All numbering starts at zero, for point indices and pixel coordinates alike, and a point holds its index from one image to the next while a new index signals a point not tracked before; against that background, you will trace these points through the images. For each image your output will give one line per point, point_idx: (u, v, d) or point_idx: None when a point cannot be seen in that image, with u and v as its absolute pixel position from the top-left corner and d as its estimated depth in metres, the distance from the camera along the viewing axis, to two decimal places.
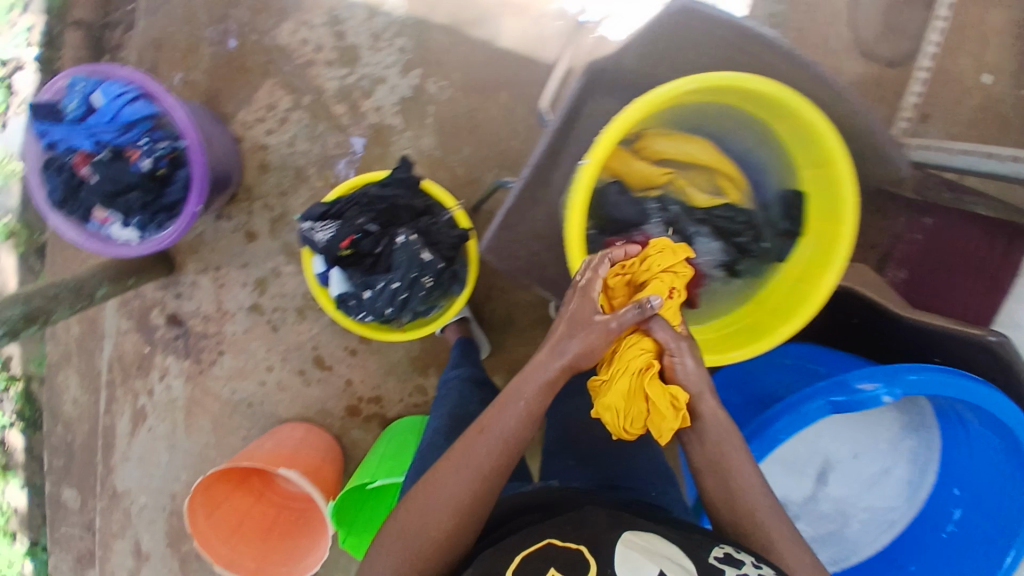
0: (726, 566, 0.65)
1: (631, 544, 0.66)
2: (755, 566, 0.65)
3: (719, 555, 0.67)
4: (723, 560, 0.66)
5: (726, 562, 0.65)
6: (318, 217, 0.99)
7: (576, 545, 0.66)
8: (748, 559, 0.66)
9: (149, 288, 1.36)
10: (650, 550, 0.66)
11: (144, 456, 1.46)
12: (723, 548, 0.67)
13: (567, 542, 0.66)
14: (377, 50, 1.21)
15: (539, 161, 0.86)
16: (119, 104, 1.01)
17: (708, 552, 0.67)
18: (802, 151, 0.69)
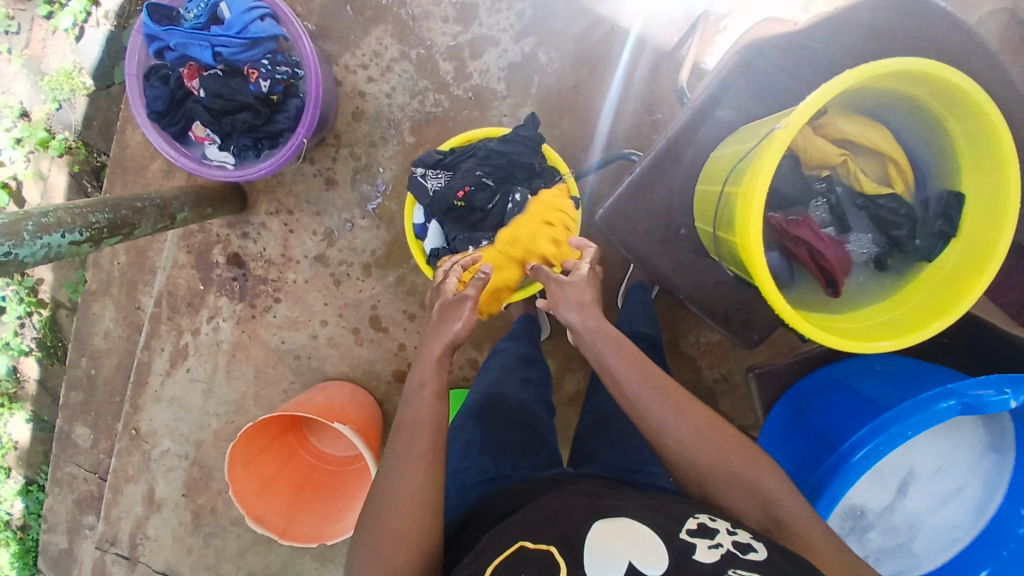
0: (699, 537, 0.63)
1: (604, 533, 0.64)
2: (730, 532, 0.64)
3: (693, 528, 0.65)
4: (698, 532, 0.64)
5: (699, 536, 0.63)
6: (432, 165, 0.99)
7: (546, 545, 0.63)
8: (723, 527, 0.66)
9: (215, 224, 1.31)
10: (623, 535, 0.63)
11: (177, 398, 1.41)
12: (697, 519, 0.66)
13: (539, 542, 0.64)
14: (495, 12, 1.21)
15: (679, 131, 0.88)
16: (247, 19, 0.98)
17: (681, 526, 0.65)
18: (974, 152, 0.68)
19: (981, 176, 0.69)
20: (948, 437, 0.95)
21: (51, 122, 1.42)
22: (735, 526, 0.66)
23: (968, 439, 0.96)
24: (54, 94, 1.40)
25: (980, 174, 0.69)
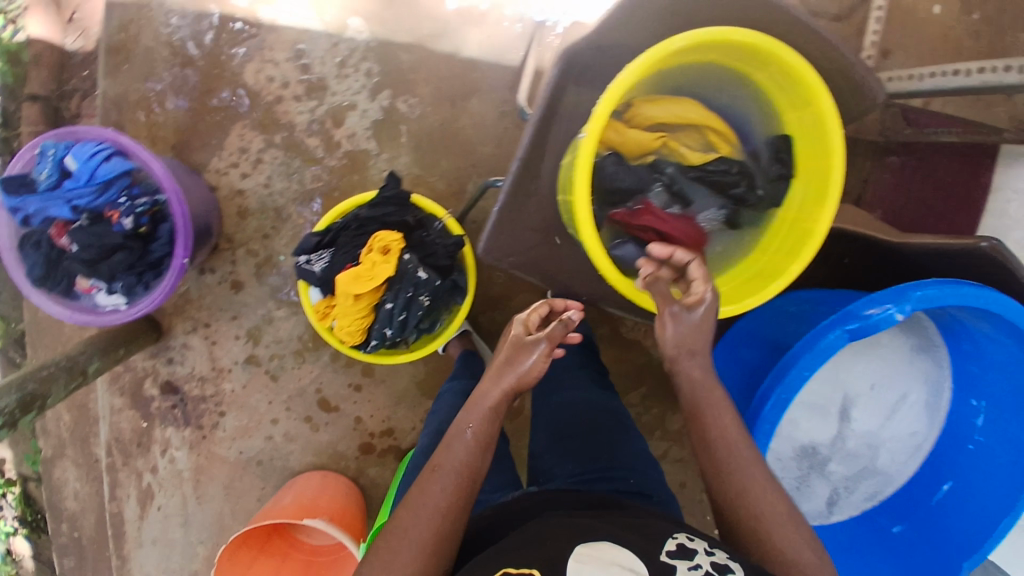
0: (677, 559, 0.62)
1: (584, 556, 0.62)
2: (708, 552, 0.64)
3: (672, 549, 0.64)
4: (677, 553, 0.63)
5: (678, 557, 0.63)
6: (312, 248, 0.99)
7: (528, 570, 0.62)
8: (701, 546, 0.65)
9: (138, 359, 1.30)
10: (605, 559, 0.62)
11: (158, 539, 1.38)
12: (676, 539, 0.66)
13: (521, 568, 0.62)
14: (344, 77, 1.20)
15: (524, 155, 0.88)
16: (93, 164, 0.98)
17: (661, 548, 0.65)
18: (786, 95, 0.71)
19: (797, 114, 0.72)
20: (873, 352, 0.96)
21: None
22: (714, 546, 0.65)
23: (892, 347, 0.97)
24: None
25: (797, 111, 0.72)
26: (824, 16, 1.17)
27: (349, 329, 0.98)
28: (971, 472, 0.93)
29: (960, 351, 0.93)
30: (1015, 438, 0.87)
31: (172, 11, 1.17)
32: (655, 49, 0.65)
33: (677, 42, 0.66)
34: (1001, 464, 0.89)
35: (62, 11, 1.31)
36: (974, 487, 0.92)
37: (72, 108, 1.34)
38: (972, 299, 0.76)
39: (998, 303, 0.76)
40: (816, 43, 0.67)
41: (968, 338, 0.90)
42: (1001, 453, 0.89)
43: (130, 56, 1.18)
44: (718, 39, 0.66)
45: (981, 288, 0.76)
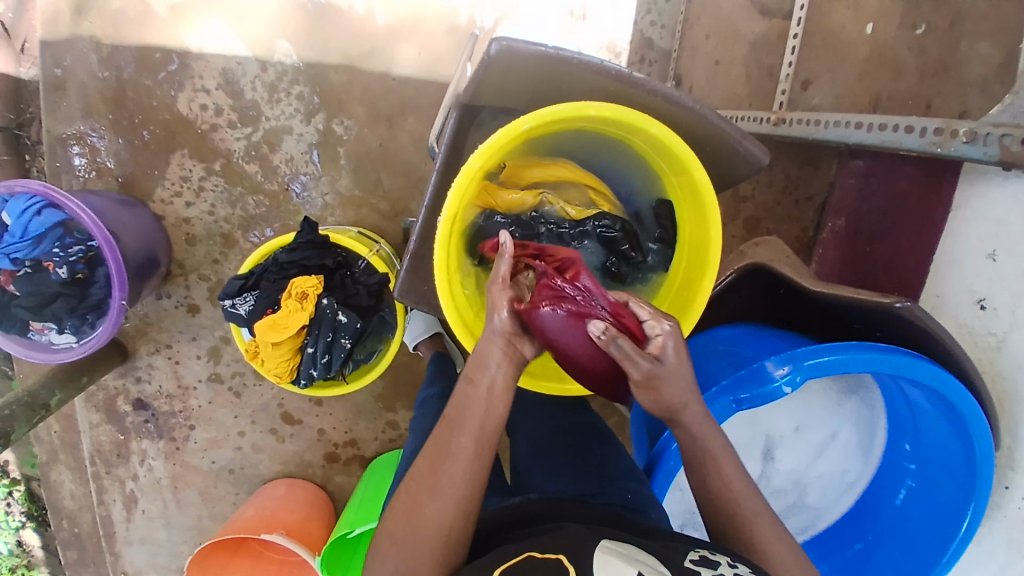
0: (701, 566, 0.64)
1: (609, 550, 0.64)
2: (730, 565, 0.65)
3: (696, 558, 0.66)
4: (700, 562, 0.64)
5: (703, 564, 0.64)
6: (236, 292, 0.98)
7: (554, 555, 0.63)
8: (724, 559, 0.66)
9: (109, 378, 1.37)
10: (627, 555, 0.64)
11: (146, 537, 1.49)
12: (699, 551, 0.66)
13: (545, 552, 0.64)
14: (276, 102, 1.20)
15: (432, 197, 0.81)
16: (25, 219, 1.01)
17: (685, 555, 0.66)
18: (664, 159, 0.68)
19: (677, 179, 0.69)
20: (799, 393, 0.93)
21: None
22: (735, 560, 0.66)
23: (821, 389, 0.93)
24: None
25: (678, 174, 0.69)
26: (775, 16, 1.13)
27: (276, 370, 0.99)
28: (899, 519, 0.90)
29: (890, 397, 0.90)
30: (943, 491, 0.84)
31: (103, 43, 1.19)
32: (503, 130, 0.63)
33: (525, 122, 0.64)
34: (928, 517, 0.87)
35: (12, 40, 1.27)
36: (905, 534, 0.89)
37: (33, 135, 1.32)
38: (880, 363, 0.73)
39: (915, 369, 0.73)
40: (683, 114, 0.63)
41: (895, 388, 0.86)
42: (930, 503, 0.87)
43: (67, 92, 1.20)
44: (576, 112, 0.64)
45: (890, 353, 0.73)
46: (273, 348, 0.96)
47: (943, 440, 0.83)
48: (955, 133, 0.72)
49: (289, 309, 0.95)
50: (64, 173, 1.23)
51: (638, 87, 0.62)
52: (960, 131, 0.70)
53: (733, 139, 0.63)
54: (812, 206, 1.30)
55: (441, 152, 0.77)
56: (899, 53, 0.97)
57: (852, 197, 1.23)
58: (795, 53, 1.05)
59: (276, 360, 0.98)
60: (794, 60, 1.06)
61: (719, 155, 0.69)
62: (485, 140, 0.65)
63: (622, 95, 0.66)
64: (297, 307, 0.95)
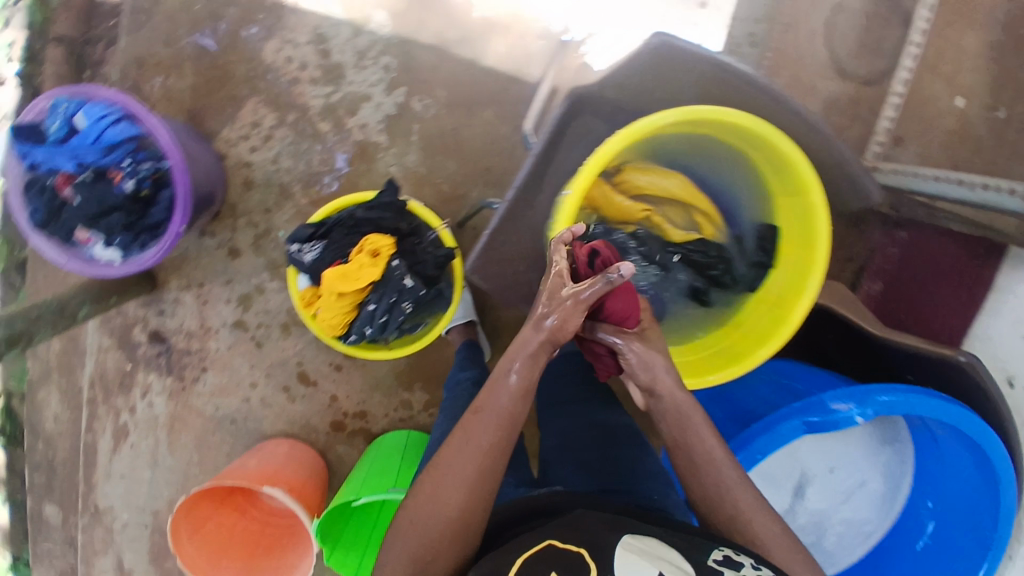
0: (725, 567, 0.63)
1: (631, 547, 0.64)
2: (754, 567, 0.64)
3: (718, 558, 0.65)
4: (723, 562, 0.64)
5: (725, 564, 0.64)
6: (306, 238, 1.00)
7: (576, 549, 0.64)
8: (747, 560, 0.65)
9: (131, 305, 1.35)
10: (650, 553, 0.64)
11: (127, 474, 1.45)
12: (722, 550, 0.66)
13: (568, 544, 0.64)
14: (362, 68, 1.22)
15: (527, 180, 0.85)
16: (102, 126, 1.01)
17: (707, 554, 0.65)
18: (777, 178, 0.71)
19: (789, 201, 0.72)
20: (839, 436, 0.98)
21: None
22: (759, 562, 0.66)
23: (857, 437, 0.99)
24: None
25: (787, 194, 0.72)
26: (853, 79, 1.15)
27: (330, 322, 0.99)
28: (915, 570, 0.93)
29: (921, 454, 0.95)
30: (961, 546, 0.88)
31: None
32: (644, 121, 0.66)
33: (667, 118, 0.67)
34: (943, 571, 0.90)
35: None
36: None
37: (98, 55, 1.28)
38: (938, 409, 0.76)
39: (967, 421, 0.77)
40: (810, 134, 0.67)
41: (931, 440, 0.92)
42: (946, 558, 0.90)
43: (151, 17, 1.22)
44: (712, 117, 0.66)
45: (945, 400, 0.77)
46: (334, 296, 0.97)
47: (969, 495, 0.88)
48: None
49: (360, 265, 0.96)
50: (136, 95, 1.23)
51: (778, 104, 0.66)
52: None
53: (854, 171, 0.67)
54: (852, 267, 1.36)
55: (543, 139, 0.82)
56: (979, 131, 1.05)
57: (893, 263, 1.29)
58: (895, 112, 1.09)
59: (331, 311, 0.98)
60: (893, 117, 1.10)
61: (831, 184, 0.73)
62: (624, 127, 0.67)
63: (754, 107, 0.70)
64: (369, 265, 0.96)
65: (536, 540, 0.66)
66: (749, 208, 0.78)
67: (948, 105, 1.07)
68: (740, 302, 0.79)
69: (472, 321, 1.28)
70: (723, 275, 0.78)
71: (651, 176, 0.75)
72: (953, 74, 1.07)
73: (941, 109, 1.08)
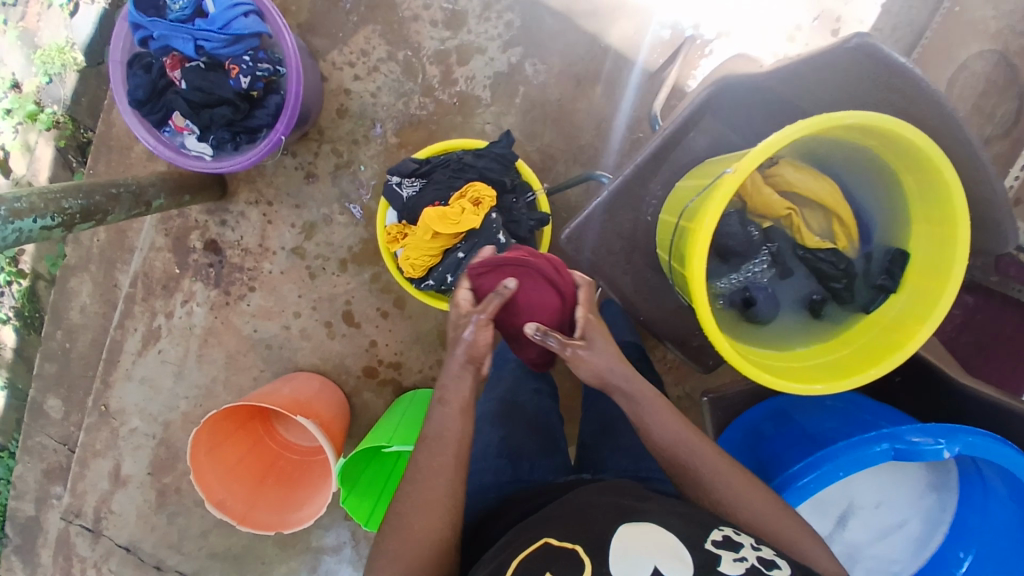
0: (723, 549, 0.63)
1: (625, 538, 0.64)
2: (755, 547, 0.65)
3: (717, 539, 0.65)
4: (723, 543, 0.64)
5: (724, 547, 0.64)
6: (408, 173, 1.00)
7: (571, 545, 0.64)
8: (747, 540, 0.66)
9: (194, 210, 1.33)
10: (646, 540, 0.63)
11: (148, 378, 1.43)
12: (722, 531, 0.66)
13: (563, 542, 0.65)
14: (483, 20, 1.21)
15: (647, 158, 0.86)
16: (231, 15, 0.99)
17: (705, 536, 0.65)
18: (925, 204, 0.71)
19: (926, 229, 0.72)
20: (891, 473, 0.98)
21: (40, 96, 1.38)
22: (759, 540, 0.67)
23: (907, 476, 0.99)
24: (45, 68, 1.38)
25: (930, 223, 0.71)
26: None
27: (413, 261, 0.99)
28: None
29: (966, 503, 0.95)
30: None
31: None
32: (830, 116, 0.65)
33: (850, 118, 0.66)
34: None
35: None
36: None
37: None
38: (1012, 460, 0.78)
39: None
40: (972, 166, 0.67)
41: (981, 494, 0.93)
42: None
43: None
44: (890, 129, 0.65)
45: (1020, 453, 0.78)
46: (428, 234, 0.96)
47: (1011, 552, 0.90)
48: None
49: (461, 210, 0.95)
50: None
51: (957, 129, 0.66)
52: None
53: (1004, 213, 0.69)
54: None
55: (680, 121, 0.83)
56: None
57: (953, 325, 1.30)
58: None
59: (419, 248, 0.97)
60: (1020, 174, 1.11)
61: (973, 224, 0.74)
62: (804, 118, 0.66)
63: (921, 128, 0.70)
64: (470, 211, 0.95)
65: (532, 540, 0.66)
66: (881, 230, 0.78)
67: None
68: (849, 321, 0.79)
69: None
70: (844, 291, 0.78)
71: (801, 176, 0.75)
72: None
73: None
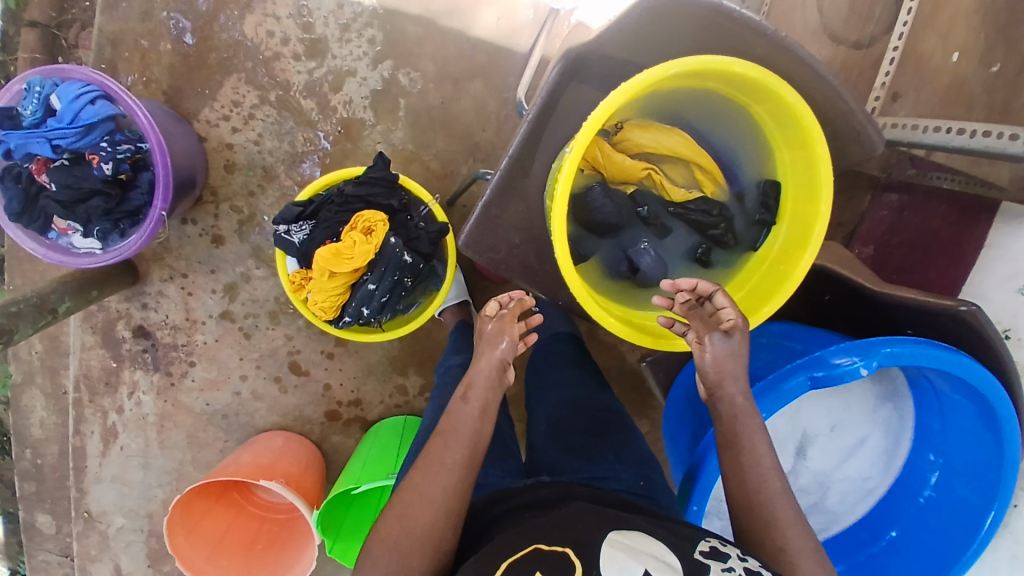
0: (710, 559, 0.63)
1: (617, 543, 0.63)
2: (740, 558, 0.64)
3: (704, 549, 0.65)
4: (710, 553, 0.64)
5: (712, 557, 0.63)
6: (295, 218, 0.97)
7: (560, 548, 0.62)
8: (733, 552, 0.65)
9: (113, 300, 1.31)
10: (636, 549, 0.63)
11: (118, 476, 1.40)
12: (708, 542, 0.66)
13: (552, 545, 0.63)
14: (346, 42, 1.18)
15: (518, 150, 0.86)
16: (78, 106, 0.95)
17: (693, 546, 0.65)
18: (782, 131, 0.70)
19: (790, 154, 0.71)
20: (840, 394, 0.96)
21: None
22: (744, 554, 0.66)
23: (859, 392, 0.97)
24: None
25: (794, 147, 0.70)
26: (842, 43, 1.16)
27: (322, 305, 0.97)
28: (917, 525, 0.93)
29: (923, 405, 0.94)
30: (963, 500, 0.88)
31: None
32: (647, 73, 0.64)
33: (672, 68, 0.65)
34: (947, 521, 0.90)
35: None
36: (922, 540, 0.92)
37: (71, 39, 1.28)
38: (943, 360, 0.75)
39: (967, 370, 0.76)
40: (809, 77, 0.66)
41: (931, 393, 0.91)
42: (950, 510, 0.90)
43: None
44: (720, 68, 0.65)
45: (951, 351, 0.75)
46: (329, 272, 0.94)
47: (974, 448, 0.87)
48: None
49: (352, 240, 0.93)
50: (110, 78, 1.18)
51: (787, 51, 0.65)
52: None
53: (857, 121, 0.67)
54: (841, 231, 1.36)
55: (533, 108, 0.82)
56: (974, 90, 0.98)
57: (882, 229, 1.29)
58: (890, 69, 1.09)
59: (322, 289, 0.95)
60: (888, 74, 1.09)
61: (833, 136, 0.72)
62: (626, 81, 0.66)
63: (755, 53, 0.69)
64: (362, 239, 0.93)
65: (522, 546, 0.64)
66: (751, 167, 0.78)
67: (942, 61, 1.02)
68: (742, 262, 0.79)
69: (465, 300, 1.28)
70: (725, 235, 0.77)
71: (651, 135, 0.75)
72: (950, 29, 1.01)
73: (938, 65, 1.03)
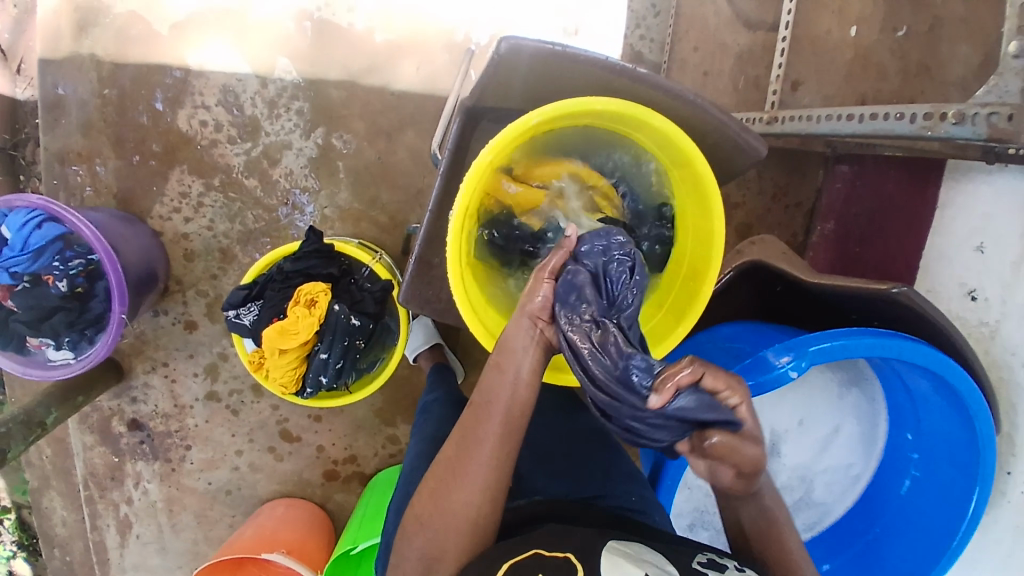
0: (709, 568, 0.65)
1: (617, 552, 0.64)
2: (737, 569, 0.67)
3: (703, 560, 0.67)
4: (708, 564, 0.66)
5: (710, 566, 0.65)
6: (241, 302, 0.99)
7: (563, 554, 0.64)
8: (730, 563, 0.68)
9: (104, 398, 1.35)
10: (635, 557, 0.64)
11: (139, 564, 1.44)
12: (705, 554, 0.68)
13: (553, 551, 0.65)
14: (276, 118, 1.22)
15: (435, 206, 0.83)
16: (26, 232, 1.00)
17: (691, 558, 0.67)
18: (669, 154, 0.76)
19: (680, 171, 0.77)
20: (803, 388, 0.95)
21: None
22: (740, 564, 0.68)
23: (821, 383, 0.95)
24: None
25: (683, 167, 0.76)
26: (759, 28, 1.16)
27: (281, 380, 0.99)
28: (903, 511, 0.92)
29: (890, 387, 0.92)
30: (947, 478, 0.86)
31: (103, 61, 1.20)
32: (513, 126, 0.68)
33: (535, 117, 0.69)
34: (931, 506, 0.88)
35: (9, 60, 1.25)
36: (907, 529, 0.91)
37: (28, 156, 1.29)
38: (881, 348, 0.74)
39: (914, 352, 0.75)
40: (680, 102, 0.68)
41: (893, 375, 0.89)
42: (933, 491, 0.88)
43: (66, 110, 1.21)
44: (581, 108, 0.68)
45: (887, 339, 0.74)
46: (281, 350, 0.97)
47: (945, 425, 0.84)
48: (944, 115, 0.69)
49: (296, 315, 0.96)
50: (63, 191, 1.23)
51: (642, 82, 0.67)
52: (948, 112, 0.68)
53: (733, 131, 0.69)
54: (802, 211, 1.33)
55: (445, 158, 0.79)
56: (881, 56, 1.02)
57: (840, 201, 1.27)
58: (784, 56, 1.05)
59: (278, 367, 0.98)
60: (783, 62, 1.06)
61: (719, 145, 0.74)
62: (496, 137, 0.69)
63: (625, 88, 0.71)
64: (304, 313, 0.96)
65: (522, 549, 0.65)
66: (644, 191, 0.87)
67: (841, 37, 1.04)
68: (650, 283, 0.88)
69: (434, 344, 1.28)
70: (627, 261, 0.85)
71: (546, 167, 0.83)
72: (843, 5, 1.03)
73: (836, 43, 1.04)
